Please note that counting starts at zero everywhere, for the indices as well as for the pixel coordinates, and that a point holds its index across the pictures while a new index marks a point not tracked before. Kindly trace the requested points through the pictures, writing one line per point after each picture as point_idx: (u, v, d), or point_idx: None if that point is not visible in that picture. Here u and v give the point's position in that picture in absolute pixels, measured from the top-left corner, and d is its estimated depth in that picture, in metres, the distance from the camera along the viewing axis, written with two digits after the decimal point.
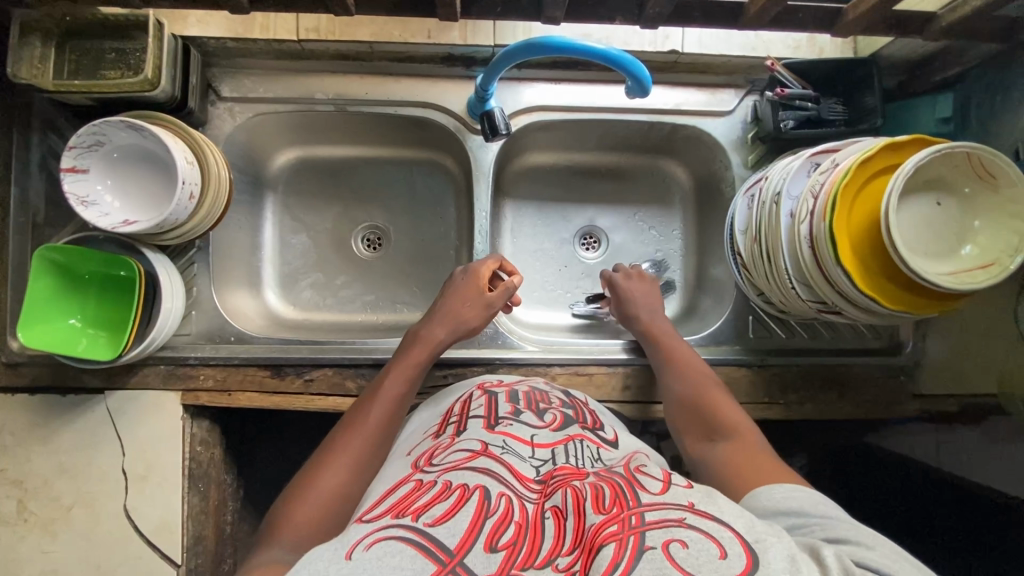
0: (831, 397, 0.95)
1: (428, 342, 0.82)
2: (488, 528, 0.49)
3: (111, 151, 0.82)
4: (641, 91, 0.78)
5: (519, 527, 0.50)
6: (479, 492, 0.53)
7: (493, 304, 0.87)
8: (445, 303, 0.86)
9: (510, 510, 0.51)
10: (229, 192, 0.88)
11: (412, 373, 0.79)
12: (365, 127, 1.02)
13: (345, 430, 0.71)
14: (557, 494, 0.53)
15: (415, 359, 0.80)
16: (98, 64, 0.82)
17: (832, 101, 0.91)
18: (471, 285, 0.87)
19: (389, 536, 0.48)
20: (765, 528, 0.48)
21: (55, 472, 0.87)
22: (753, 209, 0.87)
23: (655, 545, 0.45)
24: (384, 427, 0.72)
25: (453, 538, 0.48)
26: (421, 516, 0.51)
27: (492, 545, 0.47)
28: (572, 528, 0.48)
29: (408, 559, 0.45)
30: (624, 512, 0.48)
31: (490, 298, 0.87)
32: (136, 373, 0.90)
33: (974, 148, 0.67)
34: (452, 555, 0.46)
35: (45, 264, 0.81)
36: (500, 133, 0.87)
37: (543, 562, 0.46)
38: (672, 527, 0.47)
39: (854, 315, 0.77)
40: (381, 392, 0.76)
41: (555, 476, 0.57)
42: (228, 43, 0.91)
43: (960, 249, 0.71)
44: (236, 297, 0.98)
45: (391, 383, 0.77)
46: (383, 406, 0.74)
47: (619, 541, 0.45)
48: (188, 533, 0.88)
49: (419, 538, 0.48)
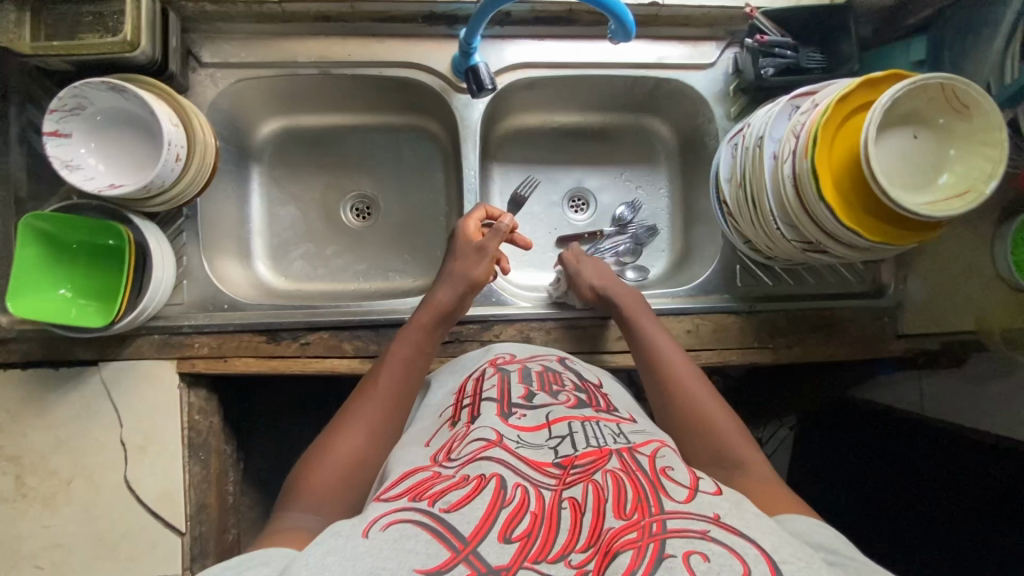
0: (818, 340, 0.97)
1: (430, 304, 0.81)
2: (503, 517, 0.49)
3: (93, 114, 0.82)
4: (624, 36, 0.79)
5: (534, 517, 0.49)
6: (495, 481, 0.52)
7: (487, 249, 0.84)
8: (449, 264, 0.84)
9: (526, 500, 0.51)
10: (215, 158, 0.88)
11: (420, 339, 0.78)
12: (349, 92, 1.02)
13: (356, 398, 0.71)
14: (576, 486, 0.52)
15: (421, 323, 0.79)
16: (76, 27, 0.82)
17: (810, 50, 0.92)
18: (468, 243, 0.85)
19: (406, 518, 0.49)
20: (797, 553, 0.47)
21: (52, 446, 0.86)
22: (737, 156, 0.88)
23: (675, 553, 0.45)
24: (396, 393, 0.71)
25: (468, 525, 0.48)
26: (437, 501, 0.51)
27: (505, 536, 0.47)
28: (588, 526, 0.48)
29: (422, 543, 0.46)
30: (645, 518, 0.48)
31: (487, 245, 0.85)
32: (129, 343, 0.89)
33: (947, 78, 0.69)
34: (465, 543, 0.47)
35: (30, 233, 0.80)
36: (486, 89, 0.88)
37: (556, 556, 0.46)
38: (694, 538, 0.46)
39: (839, 252, 0.79)
40: (389, 358, 0.75)
41: (577, 464, 0.55)
42: (207, 6, 0.90)
43: (937, 179, 0.74)
44: (227, 266, 0.98)
45: (399, 348, 0.76)
46: (390, 370, 0.73)
47: (636, 549, 0.45)
48: (190, 502, 0.88)
49: (434, 524, 0.48)
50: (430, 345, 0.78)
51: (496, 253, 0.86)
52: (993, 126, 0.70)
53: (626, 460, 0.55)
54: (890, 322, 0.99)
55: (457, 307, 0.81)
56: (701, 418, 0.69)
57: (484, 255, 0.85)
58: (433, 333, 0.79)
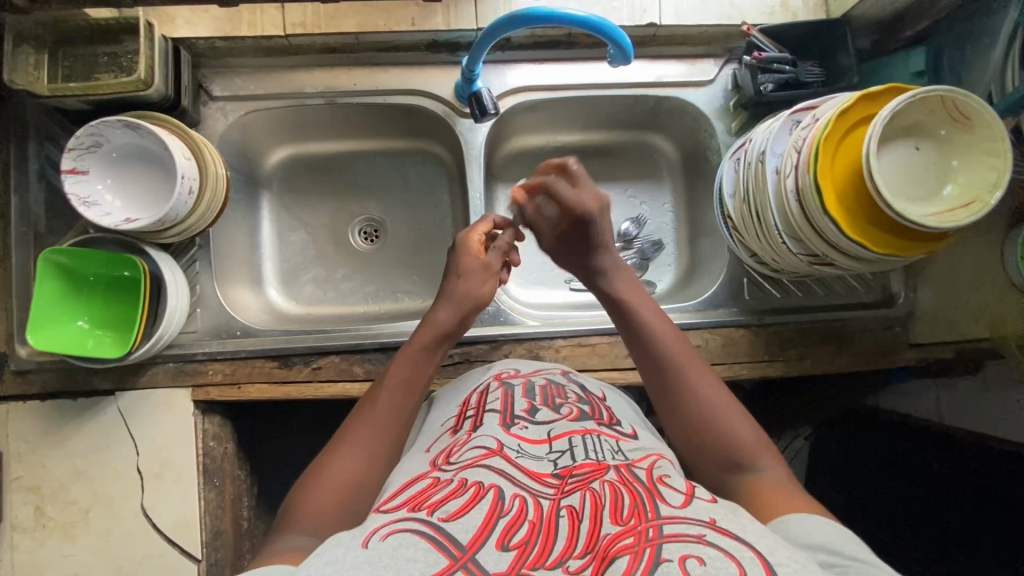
0: (830, 352, 0.96)
1: (432, 325, 0.77)
2: (501, 526, 0.49)
3: (109, 151, 0.85)
4: (623, 58, 0.81)
5: (532, 526, 0.49)
6: (493, 492, 0.53)
7: (492, 264, 0.82)
8: (451, 283, 0.80)
9: (524, 509, 0.51)
10: (227, 189, 0.90)
11: (421, 359, 0.74)
12: (354, 120, 1.04)
13: (354, 419, 0.68)
14: (574, 494, 0.53)
15: (422, 345, 0.75)
16: (92, 68, 0.86)
17: (810, 63, 0.93)
18: (473, 259, 0.81)
19: (404, 528, 0.49)
20: (793, 556, 0.46)
21: (70, 476, 0.88)
22: (740, 171, 0.89)
23: (672, 558, 0.44)
24: (395, 416, 0.69)
25: (465, 534, 0.48)
26: (435, 511, 0.51)
27: (503, 544, 0.48)
28: (586, 532, 0.48)
29: (420, 552, 0.46)
30: (641, 524, 0.48)
31: (492, 263, 0.82)
32: (145, 372, 0.91)
33: (947, 90, 0.69)
34: (463, 550, 0.47)
35: (50, 267, 0.83)
36: (489, 113, 0.90)
37: (554, 562, 0.46)
38: (691, 542, 0.45)
39: (845, 263, 0.79)
40: (386, 382, 0.71)
41: (575, 473, 0.56)
42: (217, 42, 0.93)
43: (942, 190, 0.74)
44: (240, 293, 1.00)
45: (399, 370, 0.72)
46: (391, 393, 0.70)
47: (633, 554, 0.45)
48: (206, 529, 0.88)
49: (432, 532, 0.49)
50: (430, 366, 0.75)
51: (497, 274, 0.83)
52: (995, 136, 0.70)
53: (624, 473, 0.55)
54: (902, 331, 0.97)
55: (457, 328, 0.79)
56: (677, 371, 0.68)
57: (489, 273, 0.82)
58: (434, 355, 0.76)
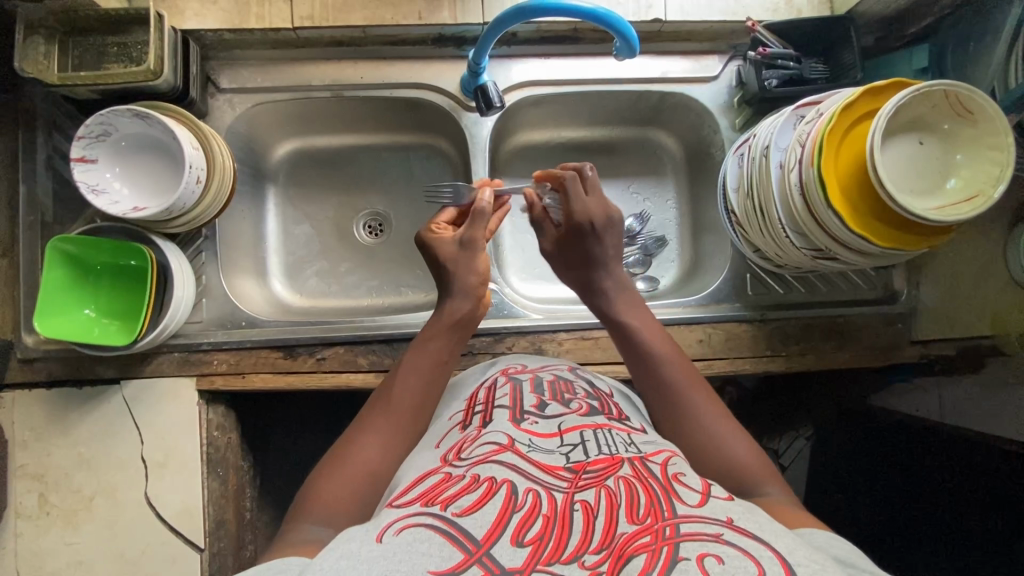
0: (832, 348, 0.97)
1: (446, 315, 0.77)
2: (515, 521, 0.49)
3: (118, 140, 0.86)
4: (629, 51, 0.81)
5: (546, 520, 0.49)
6: (506, 487, 0.53)
7: (474, 238, 0.79)
8: (446, 270, 0.79)
9: (538, 504, 0.51)
10: (233, 179, 0.91)
11: (437, 350, 0.74)
12: (360, 114, 1.05)
13: (372, 412, 0.68)
14: (589, 490, 0.52)
15: (436, 334, 0.75)
16: (101, 57, 0.86)
17: (813, 61, 0.94)
18: (450, 244, 0.80)
19: (420, 522, 0.50)
20: (811, 556, 0.46)
21: (75, 464, 0.88)
22: (743, 166, 0.89)
23: (689, 556, 0.44)
24: (411, 409, 0.69)
25: (481, 529, 0.49)
26: (449, 506, 0.52)
27: (518, 540, 0.48)
28: (601, 528, 0.48)
29: (436, 546, 0.47)
30: (658, 522, 0.48)
31: (474, 239, 0.79)
32: (149, 362, 0.91)
33: (950, 84, 0.69)
34: (479, 545, 0.47)
35: (58, 255, 0.83)
36: (494, 106, 0.91)
37: (570, 557, 0.46)
38: (708, 541, 0.46)
39: (848, 257, 0.79)
40: (402, 373, 0.71)
41: (588, 469, 0.56)
42: (224, 34, 0.94)
43: (945, 184, 0.74)
44: (243, 284, 1.00)
45: (414, 360, 0.73)
46: (408, 383, 0.71)
47: (650, 553, 0.45)
48: (210, 518, 0.89)
49: (447, 527, 0.49)
50: (448, 355, 0.75)
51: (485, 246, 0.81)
52: (999, 131, 0.70)
53: (638, 468, 0.56)
54: (904, 327, 0.97)
55: (472, 315, 0.78)
56: (679, 391, 0.69)
57: (476, 249, 0.79)
58: (450, 342, 0.75)
